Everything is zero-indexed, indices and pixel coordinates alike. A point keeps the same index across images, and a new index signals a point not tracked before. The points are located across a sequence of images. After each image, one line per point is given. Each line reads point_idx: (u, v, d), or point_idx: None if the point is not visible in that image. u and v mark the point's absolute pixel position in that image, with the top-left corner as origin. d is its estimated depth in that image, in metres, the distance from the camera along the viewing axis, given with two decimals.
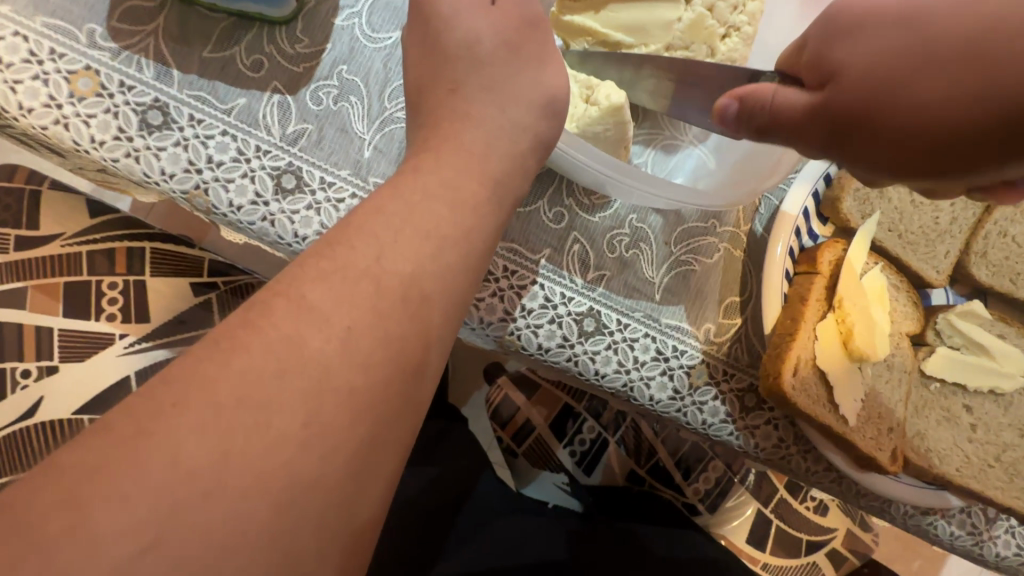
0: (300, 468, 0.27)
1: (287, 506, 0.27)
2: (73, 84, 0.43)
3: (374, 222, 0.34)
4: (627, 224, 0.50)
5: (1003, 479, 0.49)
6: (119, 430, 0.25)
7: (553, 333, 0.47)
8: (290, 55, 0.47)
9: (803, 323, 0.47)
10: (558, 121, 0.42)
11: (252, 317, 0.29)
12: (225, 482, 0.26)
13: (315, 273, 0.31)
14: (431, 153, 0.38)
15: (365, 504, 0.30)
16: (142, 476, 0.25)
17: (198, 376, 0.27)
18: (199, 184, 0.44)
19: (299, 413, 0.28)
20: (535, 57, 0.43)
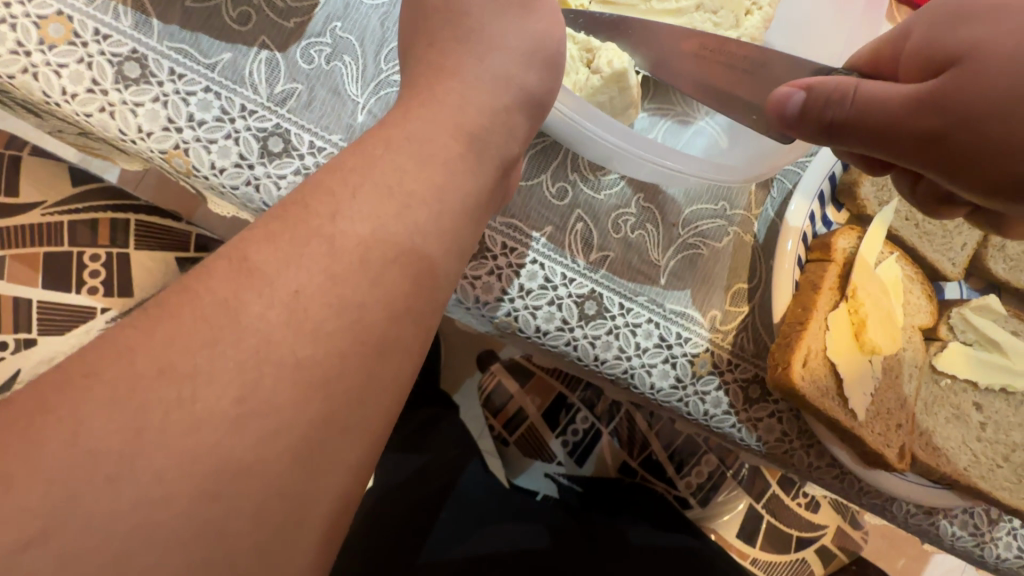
0: (294, 445, 0.26)
1: (252, 486, 0.25)
2: (44, 30, 0.40)
3: (390, 189, 0.31)
4: (633, 203, 0.47)
5: (1011, 479, 0.48)
6: (68, 403, 0.24)
7: (552, 315, 0.45)
8: (281, 9, 0.44)
9: (815, 313, 0.44)
10: (552, 74, 0.40)
11: (261, 279, 0.28)
12: (182, 463, 0.24)
13: (328, 240, 0.29)
14: (426, 114, 0.35)
15: (342, 489, 0.28)
16: (89, 456, 0.23)
17: (159, 346, 0.26)
18: (179, 144, 0.41)
19: (264, 391, 0.26)
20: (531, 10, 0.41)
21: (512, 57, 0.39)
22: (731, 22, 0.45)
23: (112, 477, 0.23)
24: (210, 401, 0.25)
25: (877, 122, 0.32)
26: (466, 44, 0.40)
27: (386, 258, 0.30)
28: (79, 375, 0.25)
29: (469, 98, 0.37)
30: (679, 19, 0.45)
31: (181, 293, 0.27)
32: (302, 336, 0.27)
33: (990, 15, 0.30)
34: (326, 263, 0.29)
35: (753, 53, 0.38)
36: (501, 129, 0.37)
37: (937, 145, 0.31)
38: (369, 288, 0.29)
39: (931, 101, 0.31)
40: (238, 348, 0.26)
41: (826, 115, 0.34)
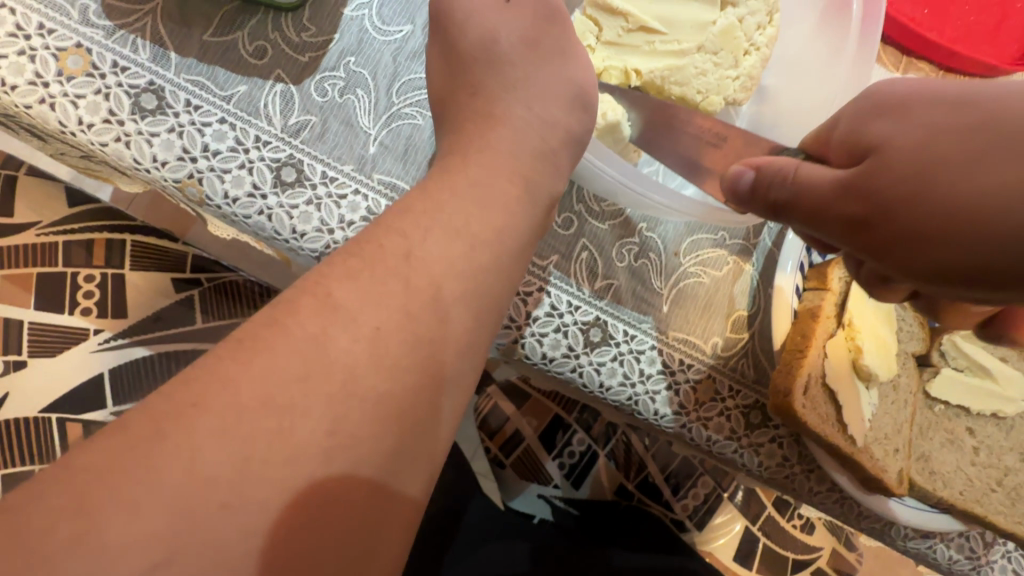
0: (349, 469, 0.28)
1: (309, 511, 0.26)
2: (62, 62, 0.41)
3: (454, 230, 0.33)
4: (636, 233, 0.49)
5: (1005, 503, 0.48)
6: (138, 431, 0.25)
7: (559, 342, 0.46)
8: (296, 44, 0.45)
9: (814, 341, 0.46)
10: (587, 113, 0.41)
11: (346, 315, 0.29)
12: (248, 490, 0.25)
13: (404, 279, 0.31)
14: (459, 155, 0.37)
15: (391, 511, 0.29)
16: (159, 486, 0.24)
17: (219, 377, 0.26)
18: (193, 174, 0.42)
19: (323, 420, 0.27)
20: (556, 52, 0.41)
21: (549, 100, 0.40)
22: (730, 63, 0.44)
23: (216, 506, 0.24)
24: (310, 431, 0.27)
25: (810, 204, 0.33)
26: (491, 81, 0.41)
27: (449, 294, 0.32)
28: (185, 406, 0.26)
29: (522, 140, 0.38)
30: (680, 60, 0.43)
31: (257, 325, 0.28)
32: (383, 370, 0.29)
33: (903, 109, 0.31)
34: (374, 297, 0.30)
35: (721, 127, 0.40)
36: (548, 170, 0.39)
37: (863, 229, 0.31)
38: (434, 324, 0.31)
39: (856, 189, 0.31)
40: (329, 382, 0.28)
41: (769, 196, 0.35)
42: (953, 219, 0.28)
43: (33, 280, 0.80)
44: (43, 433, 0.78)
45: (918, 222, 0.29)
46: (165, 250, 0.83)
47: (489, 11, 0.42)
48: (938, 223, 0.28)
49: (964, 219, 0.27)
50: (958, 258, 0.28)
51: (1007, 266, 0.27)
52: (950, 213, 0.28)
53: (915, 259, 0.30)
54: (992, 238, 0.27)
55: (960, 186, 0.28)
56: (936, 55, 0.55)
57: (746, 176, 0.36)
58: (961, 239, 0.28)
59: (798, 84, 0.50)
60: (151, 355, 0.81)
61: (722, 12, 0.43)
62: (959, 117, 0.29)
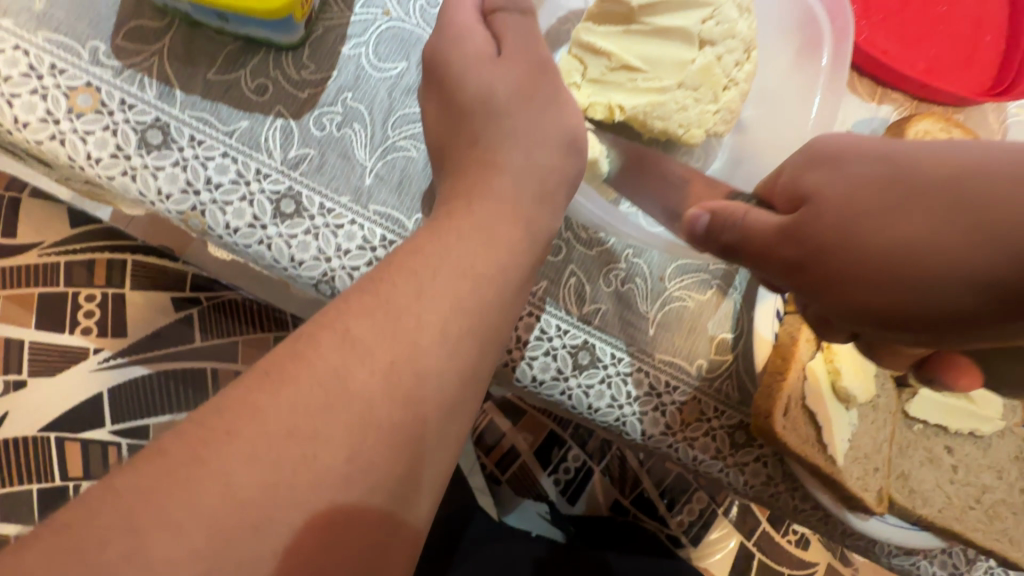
0: (367, 492, 0.29)
1: (330, 532, 0.28)
2: (72, 100, 0.43)
3: (462, 268, 0.34)
4: (622, 258, 0.51)
5: (984, 520, 0.50)
6: (176, 454, 0.26)
7: (548, 365, 0.47)
8: (296, 80, 0.47)
9: (793, 363, 0.47)
10: (580, 156, 0.41)
11: (351, 347, 0.30)
12: (277, 511, 0.26)
13: (414, 313, 0.32)
14: (465, 192, 0.38)
15: (402, 530, 0.31)
16: (196, 507, 0.25)
17: (248, 406, 0.28)
18: (196, 206, 0.44)
19: (343, 446, 0.28)
20: (551, 99, 0.41)
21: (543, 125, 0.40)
22: (710, 98, 0.46)
23: (248, 528, 0.26)
24: (318, 462, 0.28)
25: (754, 247, 0.36)
26: (489, 135, 0.40)
27: (448, 324, 0.33)
28: (200, 433, 0.26)
29: (523, 185, 0.39)
30: (661, 96, 0.45)
31: (283, 357, 0.30)
32: (398, 400, 0.30)
33: (834, 162, 0.33)
34: (388, 330, 0.31)
35: (684, 171, 0.45)
36: (547, 212, 0.39)
37: (797, 273, 0.33)
38: (435, 354, 0.32)
39: (791, 236, 0.33)
40: (349, 412, 0.29)
41: (721, 239, 0.39)
42: (873, 265, 0.29)
43: (35, 299, 0.81)
44: (42, 452, 0.79)
45: (843, 267, 0.31)
46: (164, 271, 0.83)
47: (482, 61, 0.41)
48: (861, 269, 0.30)
49: (882, 265, 0.29)
50: (876, 303, 0.29)
51: (918, 310, 0.28)
52: (866, 258, 0.30)
53: (840, 301, 0.31)
54: (908, 284, 0.28)
55: (874, 233, 0.30)
56: (909, 86, 0.57)
57: (701, 220, 0.40)
58: (876, 283, 0.29)
59: (775, 119, 0.51)
60: (150, 374, 0.82)
61: (701, 49, 0.45)
62: (880, 170, 0.31)
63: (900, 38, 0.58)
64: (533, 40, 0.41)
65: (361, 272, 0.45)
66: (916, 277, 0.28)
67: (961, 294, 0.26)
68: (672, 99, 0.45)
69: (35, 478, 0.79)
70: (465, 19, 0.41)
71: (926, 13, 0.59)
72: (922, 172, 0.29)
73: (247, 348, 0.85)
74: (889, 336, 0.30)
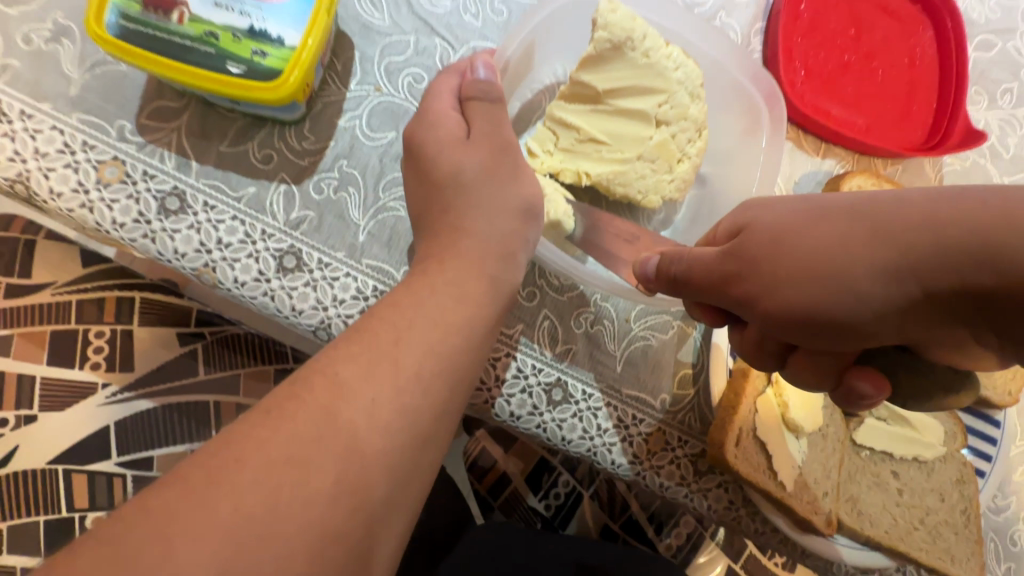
0: (358, 514, 0.32)
1: (325, 548, 0.30)
2: (101, 172, 0.49)
3: (437, 320, 0.39)
4: (592, 302, 0.56)
5: (927, 540, 0.55)
6: (193, 479, 0.29)
7: (524, 402, 0.52)
8: (297, 150, 0.53)
9: (745, 398, 0.52)
10: (535, 222, 0.47)
11: (343, 390, 0.34)
12: (281, 525, 0.30)
13: (394, 358, 0.37)
14: (442, 250, 0.44)
15: (387, 550, 0.34)
16: (211, 521, 0.28)
17: (255, 437, 0.31)
18: (209, 263, 0.49)
19: (334, 469, 0.32)
20: (510, 174, 0.46)
21: (505, 194, 0.46)
22: (665, 168, 0.52)
23: (256, 540, 0.29)
24: (311, 496, 0.31)
25: (704, 270, 0.42)
26: (459, 200, 0.45)
27: (430, 368, 0.38)
28: (202, 470, 0.30)
29: (487, 246, 0.44)
30: (623, 166, 0.52)
31: (286, 394, 0.34)
32: (380, 433, 0.34)
33: (760, 206, 0.42)
34: (375, 372, 0.36)
35: (634, 230, 0.52)
36: (509, 267, 0.45)
37: (740, 282, 0.39)
38: (418, 394, 0.36)
39: (734, 258, 0.40)
40: (341, 442, 0.33)
41: (672, 271, 0.44)
42: (807, 267, 0.36)
43: (46, 335, 0.86)
44: (49, 484, 0.83)
45: (784, 275, 0.37)
46: (168, 304, 0.88)
47: (453, 141, 0.46)
48: (799, 272, 0.36)
49: (815, 266, 0.36)
50: (808, 297, 0.36)
51: (841, 299, 0.34)
52: (802, 261, 0.36)
53: (778, 300, 0.37)
54: (838, 278, 0.34)
55: (802, 244, 0.37)
56: (850, 143, 0.64)
57: (650, 262, 0.47)
58: (808, 280, 0.36)
59: (731, 178, 0.56)
60: (155, 408, 0.86)
61: (658, 128, 0.52)
62: (795, 207, 0.39)
63: (840, 99, 0.65)
64: (499, 124, 0.47)
65: (355, 319, 0.50)
66: (836, 271, 0.35)
67: (868, 285, 0.33)
68: (634, 171, 0.52)
69: (42, 510, 0.82)
70: (441, 106, 0.47)
71: (865, 75, 0.65)
72: (830, 203, 0.38)
73: (248, 381, 0.89)
74: (827, 331, 0.36)
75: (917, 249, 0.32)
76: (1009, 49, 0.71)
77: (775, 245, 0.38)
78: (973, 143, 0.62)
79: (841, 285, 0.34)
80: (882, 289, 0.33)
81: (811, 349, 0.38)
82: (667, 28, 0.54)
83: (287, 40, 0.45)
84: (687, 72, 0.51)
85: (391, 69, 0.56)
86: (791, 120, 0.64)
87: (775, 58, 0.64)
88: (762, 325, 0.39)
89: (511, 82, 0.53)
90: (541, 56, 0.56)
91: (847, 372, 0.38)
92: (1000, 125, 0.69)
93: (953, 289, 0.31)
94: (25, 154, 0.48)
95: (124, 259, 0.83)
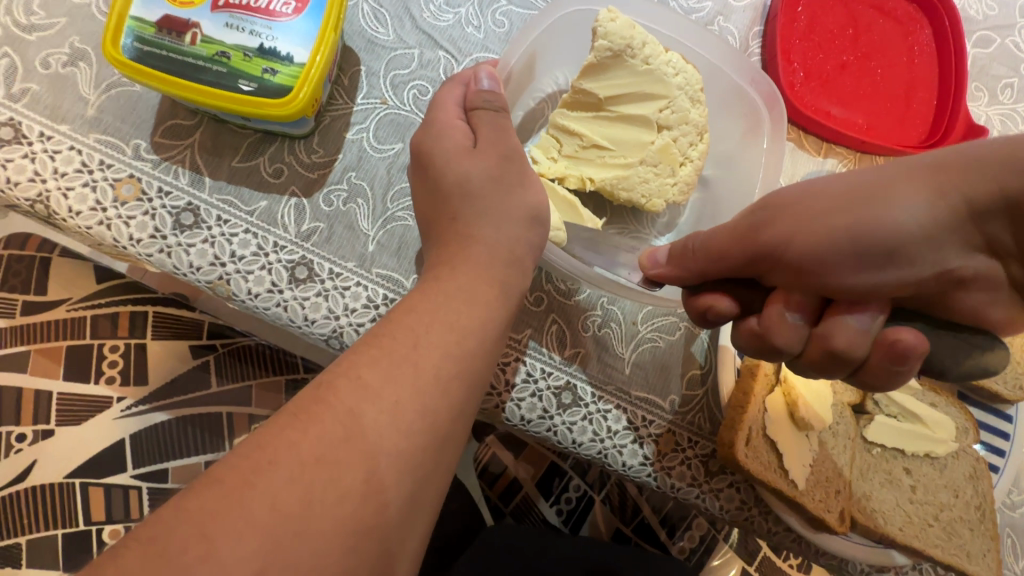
0: (380, 513, 0.33)
1: (350, 546, 0.31)
2: (118, 190, 0.50)
3: (451, 323, 0.40)
4: (598, 305, 0.57)
5: (942, 537, 0.55)
6: (225, 481, 0.30)
7: (535, 405, 0.53)
8: (307, 163, 0.54)
9: (753, 397, 0.52)
10: (540, 228, 0.47)
11: (359, 394, 0.35)
12: (309, 524, 0.30)
13: (413, 360, 0.37)
14: (451, 256, 0.44)
15: (406, 551, 0.35)
16: (240, 523, 0.29)
17: (282, 440, 0.32)
18: (223, 276, 0.50)
19: (359, 468, 0.33)
20: (515, 183, 0.47)
21: (514, 201, 0.46)
22: (668, 172, 0.53)
23: (283, 540, 0.29)
24: (338, 496, 0.31)
25: (727, 231, 0.43)
26: (468, 206, 0.46)
27: (443, 371, 0.38)
28: (231, 474, 0.30)
29: (497, 250, 0.45)
30: (626, 171, 0.53)
31: (308, 400, 0.34)
32: (402, 433, 0.35)
33: None
34: (392, 375, 0.36)
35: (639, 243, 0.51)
36: (519, 273, 0.46)
37: (768, 228, 0.41)
38: (430, 397, 0.37)
39: (757, 216, 0.43)
40: (362, 443, 0.33)
41: (689, 245, 0.45)
42: (837, 201, 0.39)
43: (62, 351, 0.87)
44: (66, 498, 0.84)
45: (813, 213, 0.40)
46: (179, 317, 0.90)
47: (460, 150, 0.47)
48: (829, 208, 0.39)
49: (844, 199, 0.39)
50: (846, 222, 0.38)
51: (878, 219, 0.37)
52: (833, 198, 0.40)
53: (811, 234, 0.39)
54: (869, 204, 0.38)
55: (825, 190, 0.41)
56: (850, 142, 0.64)
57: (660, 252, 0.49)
58: (842, 210, 0.39)
59: (734, 179, 0.57)
60: (171, 420, 0.88)
61: (660, 133, 0.52)
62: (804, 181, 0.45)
63: (841, 99, 0.65)
64: (503, 135, 0.48)
65: (367, 327, 0.51)
66: (868, 201, 0.38)
67: (901, 205, 0.37)
68: (638, 175, 0.52)
69: (59, 524, 0.84)
70: (448, 116, 0.48)
71: (864, 74, 0.65)
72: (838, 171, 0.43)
73: (260, 392, 0.90)
74: (863, 258, 0.37)
75: (942, 171, 0.37)
76: (1008, 44, 0.71)
77: (797, 198, 0.41)
78: (975, 137, 0.62)
79: (872, 209, 0.38)
80: (916, 205, 0.36)
81: (848, 293, 0.38)
82: (668, 35, 0.55)
83: (297, 57, 0.46)
84: (687, 76, 0.52)
85: (397, 83, 0.57)
86: (792, 122, 0.65)
87: (773, 60, 0.65)
88: (793, 270, 0.39)
89: (514, 91, 0.54)
90: (543, 66, 0.57)
91: (878, 337, 0.38)
92: (1002, 120, 0.69)
93: (988, 196, 0.34)
94: (45, 174, 0.49)
95: (138, 274, 0.85)
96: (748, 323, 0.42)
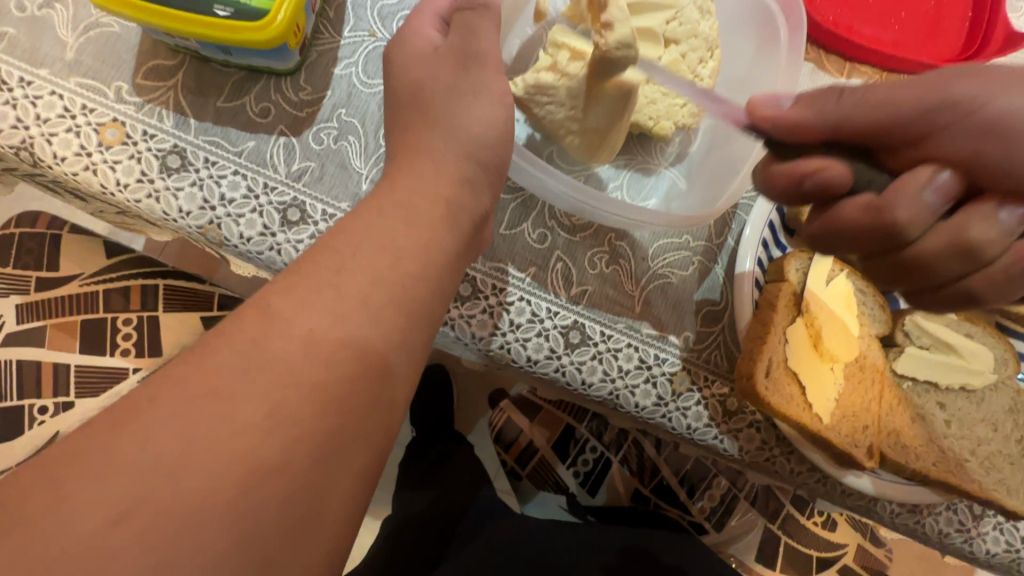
0: (328, 436, 0.31)
1: (288, 467, 0.30)
2: (102, 134, 0.49)
3: (405, 247, 0.38)
4: (607, 242, 0.54)
5: (980, 472, 0.52)
6: (152, 405, 0.29)
7: (541, 345, 0.51)
8: (294, 102, 0.52)
9: (773, 329, 0.49)
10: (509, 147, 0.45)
11: (314, 316, 0.33)
12: (239, 442, 0.29)
13: (382, 284, 0.36)
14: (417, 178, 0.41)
15: (363, 479, 0.33)
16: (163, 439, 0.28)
17: (220, 362, 0.31)
18: (213, 220, 0.49)
19: (267, 398, 0.30)
20: (469, 90, 0.44)
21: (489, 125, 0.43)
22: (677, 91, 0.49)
23: (210, 457, 0.28)
24: (245, 421, 0.29)
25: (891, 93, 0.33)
26: (441, 131, 0.43)
27: (415, 296, 0.37)
28: (158, 400, 0.29)
29: (462, 177, 0.42)
30: None
31: (257, 323, 0.33)
32: (358, 356, 0.33)
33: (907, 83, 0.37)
34: (349, 299, 0.34)
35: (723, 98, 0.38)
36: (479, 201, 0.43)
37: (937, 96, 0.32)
38: (395, 322, 0.35)
39: (933, 85, 0.33)
40: (307, 365, 0.32)
41: (836, 93, 0.33)
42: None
43: (77, 326, 0.81)
44: None
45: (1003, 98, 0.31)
46: (193, 290, 0.89)
47: (434, 74, 0.44)
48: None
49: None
50: None
51: None
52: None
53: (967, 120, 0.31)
54: None
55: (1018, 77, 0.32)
56: (876, 59, 0.59)
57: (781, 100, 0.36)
58: None
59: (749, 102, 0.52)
60: None
61: (667, 47, 0.49)
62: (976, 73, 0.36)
63: (869, 15, 0.60)
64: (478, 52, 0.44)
65: None
66: None
67: None
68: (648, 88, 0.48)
69: None
70: (423, 30, 0.46)
71: None
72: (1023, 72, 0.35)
73: None
74: None
75: None
76: None
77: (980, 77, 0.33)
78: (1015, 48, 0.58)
79: None
80: None
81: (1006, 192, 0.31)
82: None
83: None
84: None
85: (385, 14, 0.54)
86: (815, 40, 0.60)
87: None
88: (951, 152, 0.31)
89: (508, 14, 0.51)
90: None
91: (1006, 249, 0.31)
92: None
93: None
94: (27, 119, 0.48)
95: None
96: (861, 197, 0.33)
